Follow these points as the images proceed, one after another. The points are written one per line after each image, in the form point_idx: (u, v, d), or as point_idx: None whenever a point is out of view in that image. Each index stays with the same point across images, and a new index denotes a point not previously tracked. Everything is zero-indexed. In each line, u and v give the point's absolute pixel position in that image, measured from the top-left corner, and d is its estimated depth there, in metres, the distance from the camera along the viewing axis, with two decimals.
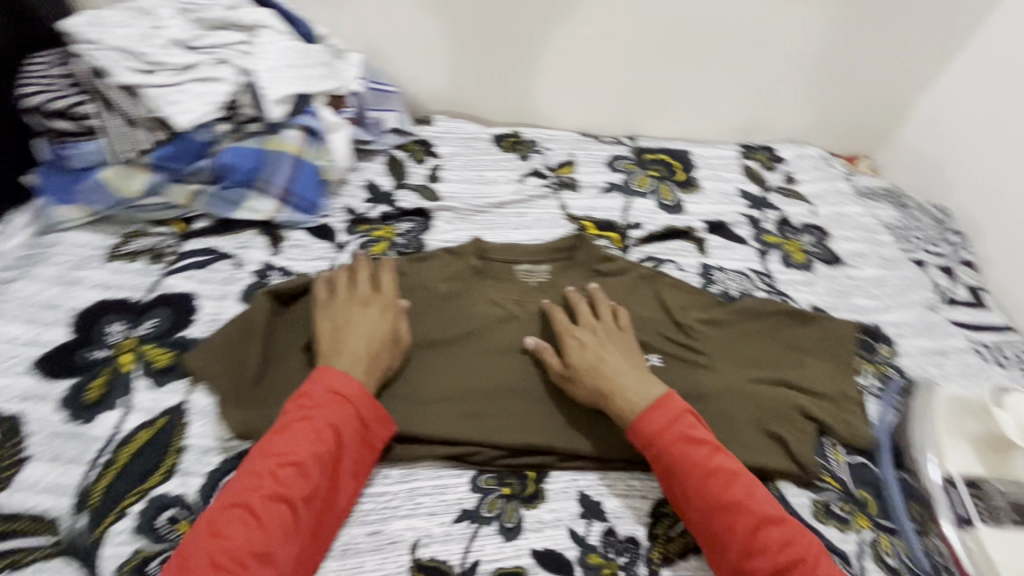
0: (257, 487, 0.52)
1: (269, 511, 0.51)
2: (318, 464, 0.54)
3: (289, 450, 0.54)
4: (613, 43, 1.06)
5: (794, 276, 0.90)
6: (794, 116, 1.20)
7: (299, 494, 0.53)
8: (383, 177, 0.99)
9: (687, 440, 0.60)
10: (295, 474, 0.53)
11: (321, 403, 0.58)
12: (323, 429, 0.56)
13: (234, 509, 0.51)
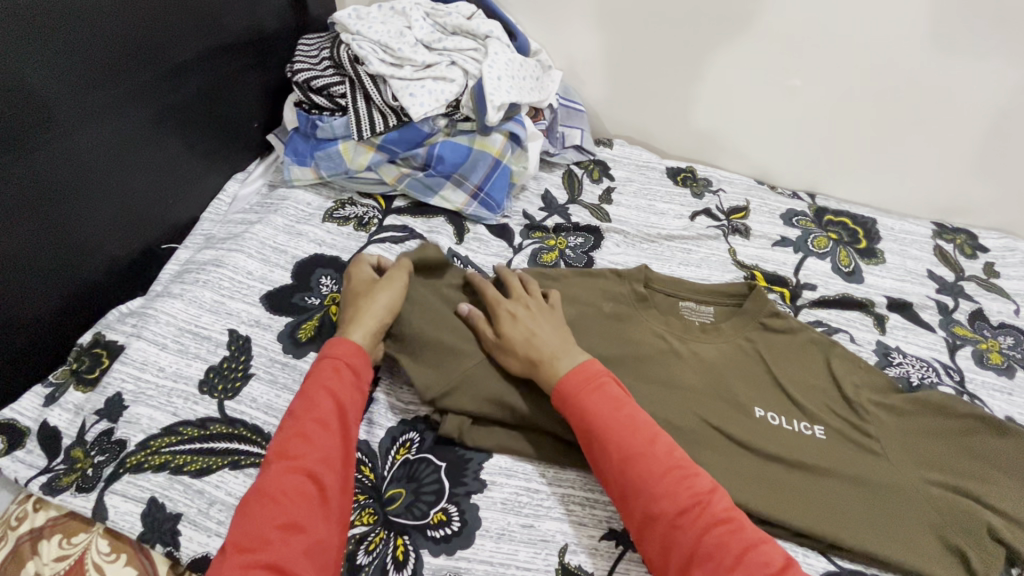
0: (280, 461, 0.54)
1: (288, 486, 0.52)
2: (320, 428, 0.57)
3: (291, 429, 0.56)
4: (814, 96, 1.03)
5: (988, 378, 0.82)
6: (1006, 203, 1.08)
7: (318, 456, 0.55)
8: (560, 189, 1.04)
9: (620, 424, 0.58)
10: (303, 441, 0.55)
11: (320, 372, 0.61)
12: (317, 401, 0.58)
13: (282, 479, 0.53)
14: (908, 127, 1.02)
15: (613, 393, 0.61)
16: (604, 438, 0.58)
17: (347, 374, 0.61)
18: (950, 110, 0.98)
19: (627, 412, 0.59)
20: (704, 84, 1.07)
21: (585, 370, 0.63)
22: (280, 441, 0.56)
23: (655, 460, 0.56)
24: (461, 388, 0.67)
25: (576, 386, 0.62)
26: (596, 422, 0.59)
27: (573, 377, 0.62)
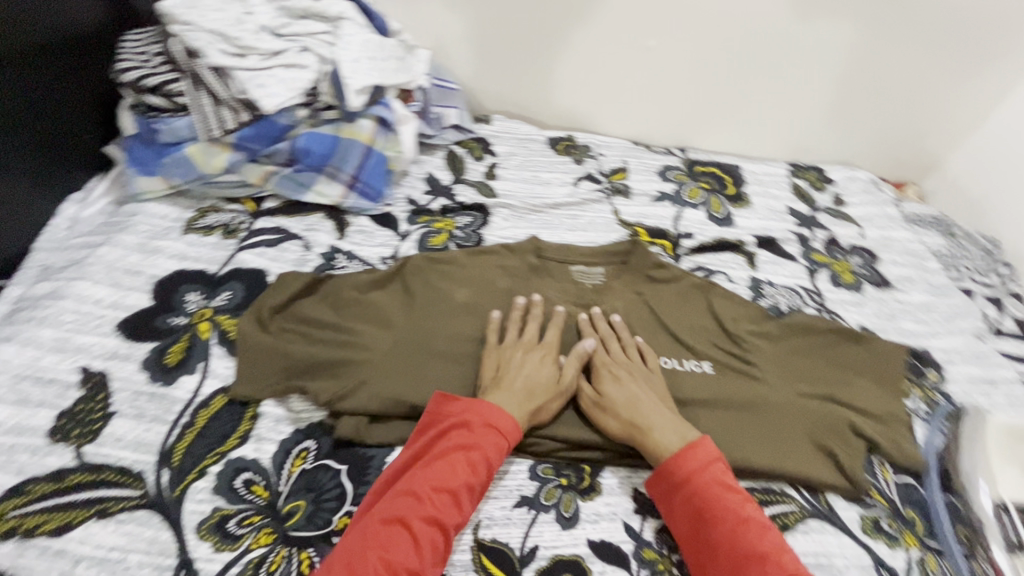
0: (417, 509, 0.53)
1: (415, 535, 0.52)
2: (468, 495, 0.56)
3: (444, 477, 0.56)
4: (669, 55, 1.08)
5: (842, 296, 0.92)
6: (844, 139, 1.20)
7: (450, 521, 0.54)
8: (443, 171, 1.02)
9: (739, 522, 0.55)
10: (450, 501, 0.55)
11: (482, 432, 0.60)
12: (478, 463, 0.58)
13: (383, 529, 0.52)
14: (756, 77, 1.10)
15: (727, 484, 0.59)
16: (716, 538, 0.55)
17: (502, 446, 0.61)
18: (788, 58, 1.07)
19: (739, 503, 0.57)
20: (570, 53, 1.09)
21: (704, 455, 0.60)
22: (416, 488, 0.55)
23: (777, 566, 0.52)
24: (356, 390, 0.65)
25: (693, 471, 0.59)
26: (716, 518, 0.56)
27: (677, 465, 0.60)
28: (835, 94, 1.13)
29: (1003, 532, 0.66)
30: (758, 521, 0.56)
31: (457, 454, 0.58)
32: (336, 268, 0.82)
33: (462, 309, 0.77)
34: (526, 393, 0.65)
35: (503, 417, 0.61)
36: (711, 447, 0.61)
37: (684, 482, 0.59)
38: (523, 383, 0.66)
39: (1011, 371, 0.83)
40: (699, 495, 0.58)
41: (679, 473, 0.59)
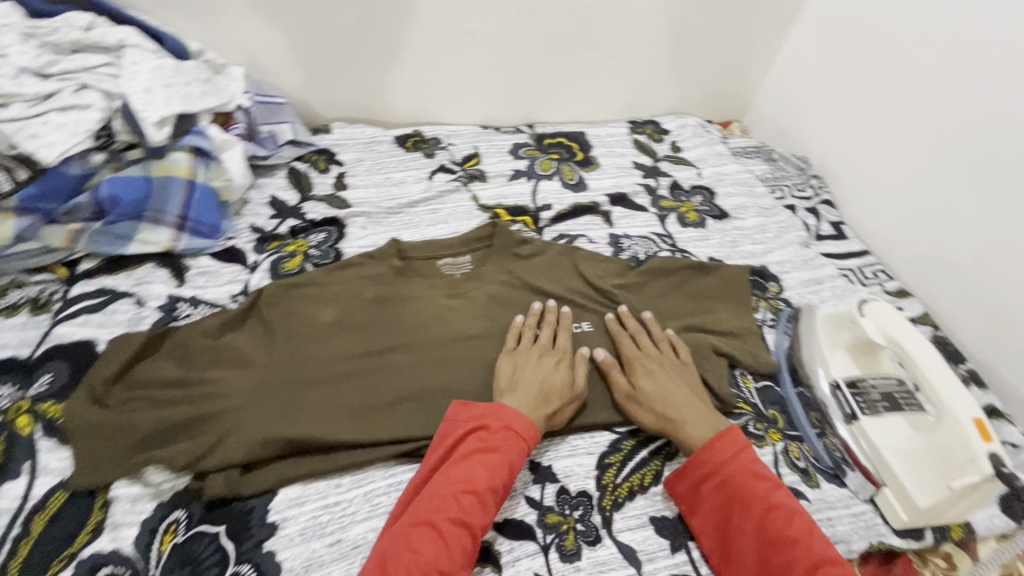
0: (445, 511, 0.55)
1: (451, 534, 0.54)
2: (493, 497, 0.57)
3: (469, 478, 0.57)
4: (494, 36, 1.09)
5: (690, 234, 1.00)
6: (671, 91, 1.30)
7: (478, 525, 0.55)
8: (287, 191, 0.96)
9: (766, 509, 0.57)
10: (474, 503, 0.56)
11: (504, 438, 0.61)
12: (502, 463, 0.59)
13: (413, 531, 0.53)
14: (581, 46, 1.15)
15: (757, 473, 0.60)
16: (744, 527, 0.58)
17: (523, 451, 0.62)
18: (604, 24, 1.13)
19: (769, 490, 0.59)
20: (397, 48, 1.07)
21: (733, 443, 0.62)
22: (451, 487, 0.56)
23: (809, 550, 0.54)
24: (220, 443, 0.61)
25: (724, 460, 0.61)
26: (746, 504, 0.58)
27: (700, 460, 0.62)
28: (653, 52, 1.21)
29: (841, 407, 0.74)
30: (788, 507, 0.58)
31: (484, 457, 0.59)
32: (179, 319, 0.75)
33: (330, 330, 0.74)
34: (542, 394, 0.67)
35: (511, 413, 0.63)
36: (740, 436, 0.63)
37: (712, 474, 0.61)
38: (538, 386, 0.67)
39: (832, 268, 0.96)
40: (730, 481, 0.60)
41: (705, 463, 0.62)
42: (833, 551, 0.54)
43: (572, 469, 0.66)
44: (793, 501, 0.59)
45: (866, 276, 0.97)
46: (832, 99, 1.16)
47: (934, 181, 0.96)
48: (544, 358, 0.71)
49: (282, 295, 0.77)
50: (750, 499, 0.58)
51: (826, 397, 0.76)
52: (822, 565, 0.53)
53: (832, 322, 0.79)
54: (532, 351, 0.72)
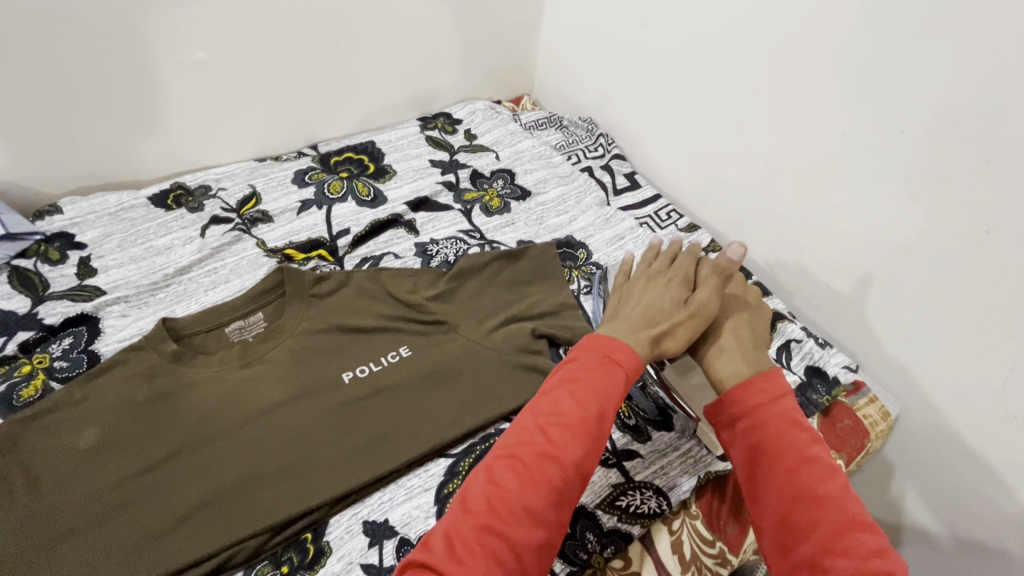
0: (530, 447, 0.50)
1: (540, 473, 0.48)
2: (589, 431, 0.50)
3: (558, 412, 0.51)
4: (236, 60, 0.96)
5: (496, 223, 0.99)
6: (456, 77, 1.27)
7: (570, 459, 0.49)
8: (12, 298, 0.78)
9: (804, 459, 0.49)
10: (565, 436, 0.49)
11: (593, 368, 0.53)
12: (595, 398, 0.51)
13: (495, 464, 0.50)
14: (341, 52, 1.06)
15: (797, 420, 0.51)
16: (772, 475, 0.49)
17: (627, 381, 0.53)
18: (358, 26, 1.05)
19: (807, 441, 0.50)
20: (116, 97, 0.90)
21: (774, 388, 0.54)
22: (540, 419, 0.51)
23: (838, 510, 0.46)
24: None
25: (756, 404, 0.52)
26: (775, 449, 0.50)
27: (736, 399, 0.54)
28: (421, 43, 1.15)
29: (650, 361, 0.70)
30: (825, 460, 0.49)
31: (580, 388, 0.52)
32: None
33: (92, 457, 0.62)
34: (646, 317, 0.59)
35: (615, 342, 0.55)
36: (782, 381, 0.54)
37: (750, 412, 0.53)
38: (641, 310, 0.60)
39: (631, 221, 1.00)
40: (765, 424, 0.51)
41: (737, 403, 0.53)
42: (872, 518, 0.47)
43: (408, 516, 0.64)
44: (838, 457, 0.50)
45: (661, 219, 1.03)
46: (600, 59, 1.20)
47: (694, 119, 1.03)
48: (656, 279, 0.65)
49: (20, 432, 0.63)
50: (790, 444, 0.50)
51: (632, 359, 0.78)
52: (849, 529, 0.45)
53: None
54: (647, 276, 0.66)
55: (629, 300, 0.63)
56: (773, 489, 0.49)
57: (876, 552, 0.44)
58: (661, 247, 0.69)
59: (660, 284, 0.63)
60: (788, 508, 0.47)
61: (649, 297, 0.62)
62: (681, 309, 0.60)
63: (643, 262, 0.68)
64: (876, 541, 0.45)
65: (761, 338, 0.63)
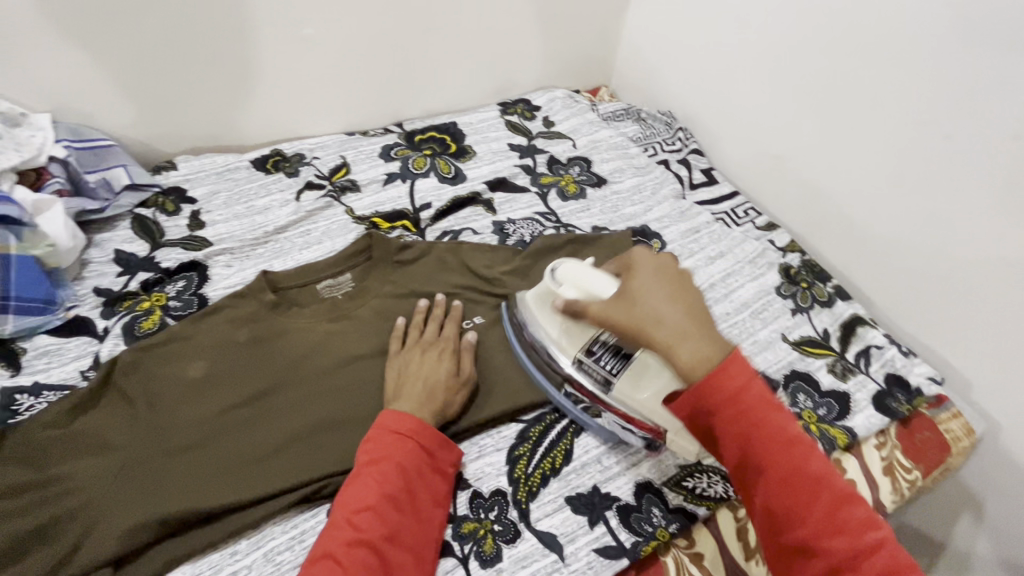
0: (341, 535, 0.52)
1: (353, 558, 0.51)
2: (388, 504, 0.55)
3: (362, 495, 0.55)
4: (342, 38, 1.02)
5: (572, 207, 1.01)
6: (537, 66, 1.29)
7: (378, 538, 0.53)
8: (133, 242, 0.87)
9: (785, 445, 0.49)
10: (370, 516, 0.53)
11: (386, 446, 0.58)
12: (390, 471, 0.56)
13: (315, 564, 0.51)
14: (436, 35, 1.11)
15: (772, 404, 0.50)
16: (760, 464, 0.49)
17: (415, 451, 0.59)
18: (455, 10, 1.09)
19: (785, 424, 0.50)
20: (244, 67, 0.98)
21: (745, 374, 0.51)
22: (347, 508, 0.54)
23: (827, 490, 0.48)
24: (84, 541, 0.55)
25: (732, 398, 0.50)
26: (759, 440, 0.49)
27: (711, 392, 0.51)
28: (510, 30, 1.19)
29: (592, 377, 0.66)
30: (802, 441, 0.50)
31: (406, 449, 0.58)
32: (21, 413, 0.66)
33: (201, 386, 0.67)
34: (430, 391, 0.65)
35: (409, 420, 0.60)
36: (748, 364, 0.52)
37: (723, 412, 0.50)
38: (429, 382, 0.66)
39: (707, 215, 1.00)
40: (745, 418, 0.50)
41: (711, 394, 0.51)
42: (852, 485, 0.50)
43: (482, 471, 0.65)
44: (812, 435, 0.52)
45: (738, 216, 1.02)
46: (684, 53, 1.20)
47: (781, 116, 1.02)
48: (427, 354, 0.69)
49: (140, 357, 0.68)
50: (771, 432, 0.49)
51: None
52: (839, 506, 0.47)
53: (539, 303, 0.71)
54: (418, 349, 0.70)
55: (407, 378, 0.66)
56: (759, 477, 0.49)
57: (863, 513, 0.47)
58: (434, 317, 0.74)
59: (428, 358, 0.68)
60: (772, 496, 0.49)
61: (422, 374, 0.66)
62: (451, 380, 0.67)
63: (416, 330, 0.73)
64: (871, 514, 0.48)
65: (698, 307, 0.58)
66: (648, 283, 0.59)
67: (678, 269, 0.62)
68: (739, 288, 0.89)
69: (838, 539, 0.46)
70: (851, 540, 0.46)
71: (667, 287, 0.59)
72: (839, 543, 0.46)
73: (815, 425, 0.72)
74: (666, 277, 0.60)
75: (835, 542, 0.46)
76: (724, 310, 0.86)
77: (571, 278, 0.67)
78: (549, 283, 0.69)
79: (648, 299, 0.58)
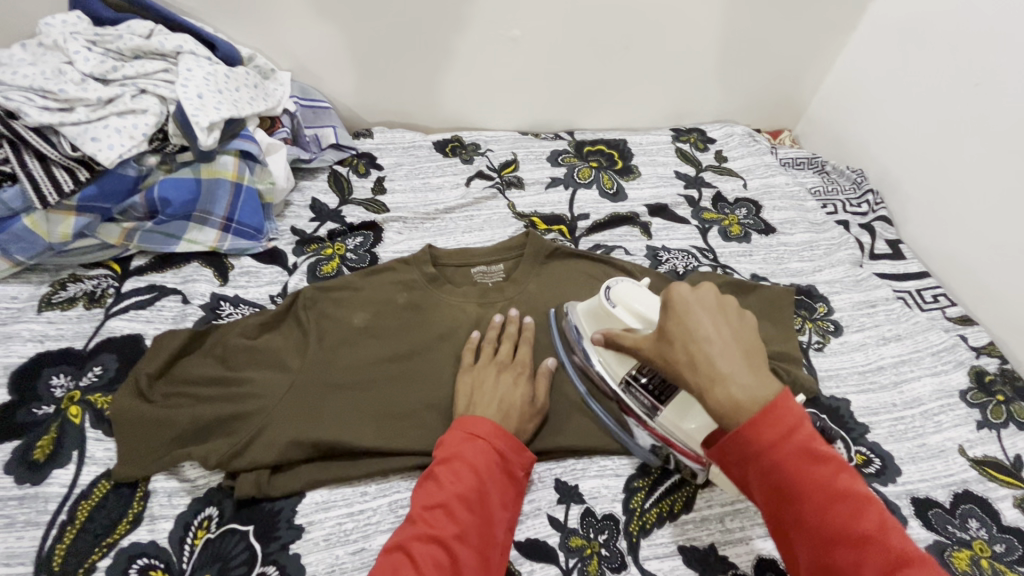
0: (413, 531, 0.53)
1: (426, 554, 0.51)
2: (461, 504, 0.54)
3: (435, 493, 0.55)
4: (540, 43, 1.07)
5: (733, 249, 0.96)
6: (721, 98, 1.25)
7: (450, 538, 0.52)
8: (327, 194, 0.98)
9: (829, 500, 0.45)
10: (442, 514, 0.54)
11: (456, 445, 0.59)
12: (464, 470, 0.57)
13: (388, 556, 0.52)
14: (630, 52, 1.12)
15: (814, 453, 0.46)
16: (787, 501, 0.46)
17: (489, 454, 0.58)
18: (656, 31, 1.10)
19: (833, 477, 0.46)
20: (453, 58, 1.06)
21: (779, 412, 0.47)
22: (420, 506, 0.55)
23: (878, 551, 0.44)
24: (254, 441, 0.63)
25: (760, 433, 0.47)
26: (789, 482, 0.46)
27: (742, 434, 0.47)
28: (706, 57, 1.16)
29: (642, 403, 0.63)
30: (829, 464, 0.46)
31: (480, 451, 0.58)
32: (222, 318, 0.77)
33: (363, 334, 0.73)
34: (503, 414, 0.63)
35: (485, 423, 0.60)
36: (787, 402, 0.48)
37: (753, 456, 0.47)
38: (500, 407, 0.64)
39: (888, 290, 0.90)
40: (770, 459, 0.46)
41: (747, 440, 0.47)
42: (910, 540, 0.45)
43: (598, 490, 0.64)
44: (830, 447, 0.48)
45: (924, 299, 0.92)
46: (895, 110, 1.09)
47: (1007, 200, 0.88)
48: (503, 374, 0.68)
49: (314, 297, 0.75)
50: (794, 464, 0.46)
51: (877, 444, 0.72)
52: (898, 569, 0.43)
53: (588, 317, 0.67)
54: (492, 366, 0.69)
55: (480, 399, 0.65)
56: (784, 508, 0.46)
57: (878, 518, 0.45)
58: (507, 336, 0.72)
59: (503, 377, 0.67)
60: (804, 528, 0.46)
61: (496, 397, 0.65)
62: (526, 406, 0.65)
63: (488, 348, 0.71)
64: (882, 514, 0.45)
65: (747, 341, 0.53)
66: (697, 311, 0.53)
67: (732, 303, 0.55)
68: (914, 380, 0.79)
69: (860, 560, 0.44)
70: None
71: (722, 320, 0.53)
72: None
73: (985, 560, 0.62)
74: (719, 305, 0.54)
75: (857, 563, 0.44)
76: (890, 400, 0.77)
77: (623, 299, 0.63)
78: (599, 299, 0.65)
79: (700, 332, 0.52)
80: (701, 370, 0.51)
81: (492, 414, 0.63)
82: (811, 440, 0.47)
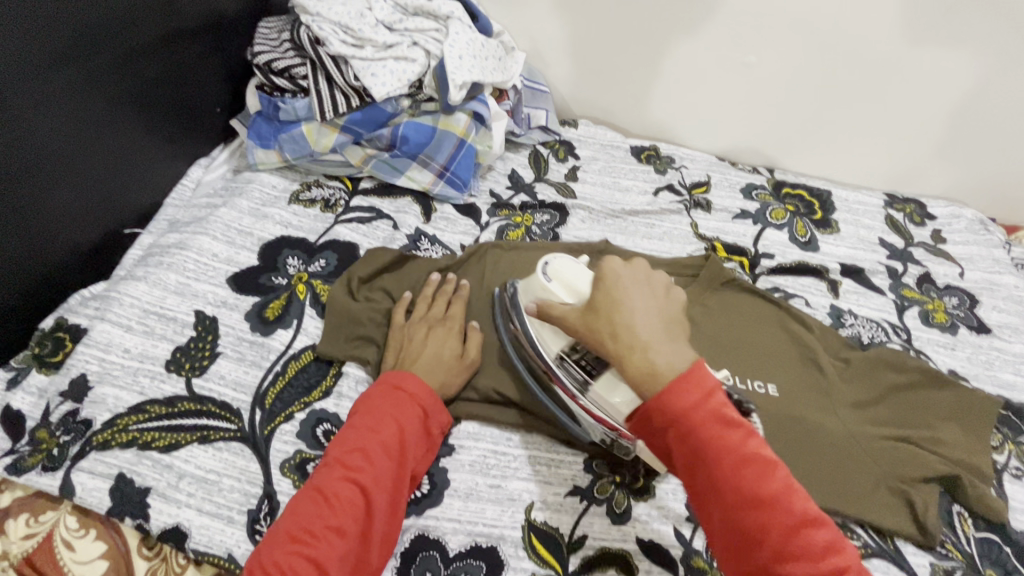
0: (329, 473, 0.53)
1: (340, 494, 0.52)
2: (383, 453, 0.55)
3: (357, 441, 0.56)
4: (770, 74, 1.04)
5: (933, 336, 0.87)
6: (955, 175, 1.12)
7: (365, 480, 0.53)
8: (526, 169, 1.05)
9: (712, 426, 0.47)
10: (362, 459, 0.54)
11: (379, 397, 0.60)
12: (389, 424, 0.57)
13: (305, 495, 0.52)
14: (863, 102, 1.05)
15: (699, 384, 0.48)
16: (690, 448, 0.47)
17: (417, 415, 0.60)
18: (900, 87, 1.01)
19: (713, 404, 0.48)
20: (672, 71, 1.08)
21: (683, 369, 0.49)
22: (339, 450, 0.55)
23: (745, 468, 0.46)
24: None
25: (664, 379, 0.48)
26: (692, 426, 0.47)
27: (653, 385, 0.49)
28: (951, 127, 1.05)
29: (573, 379, 0.61)
30: (732, 419, 0.48)
31: (402, 404, 0.59)
32: (420, 251, 0.87)
33: None
34: (433, 367, 0.66)
35: (411, 378, 0.61)
36: (705, 373, 0.49)
37: (656, 395, 0.49)
38: (435, 362, 0.66)
39: None
40: (675, 408, 0.48)
41: (654, 390, 0.49)
42: (772, 455, 0.47)
43: None
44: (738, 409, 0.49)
45: None
46: None
47: None
48: (432, 330, 0.69)
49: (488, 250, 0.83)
50: (695, 411, 0.47)
51: None
52: (756, 487, 0.46)
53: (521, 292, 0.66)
54: (422, 324, 0.70)
55: (408, 356, 0.66)
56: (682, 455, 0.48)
57: (779, 486, 0.46)
58: (441, 293, 0.74)
59: (449, 350, 0.68)
60: (701, 470, 0.47)
61: (428, 355, 0.66)
62: (454, 365, 0.67)
63: (421, 305, 0.73)
64: (785, 480, 0.46)
65: (674, 312, 0.57)
66: (630, 294, 0.56)
67: (656, 278, 0.60)
68: None
69: (754, 512, 0.45)
70: (765, 514, 0.45)
71: (650, 296, 0.57)
72: (755, 518, 0.45)
73: None
74: (641, 281, 0.58)
75: (752, 514, 0.45)
76: None
77: (560, 274, 0.62)
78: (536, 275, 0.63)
79: (632, 307, 0.55)
80: (627, 339, 0.53)
81: (421, 371, 0.65)
82: (717, 399, 0.48)
